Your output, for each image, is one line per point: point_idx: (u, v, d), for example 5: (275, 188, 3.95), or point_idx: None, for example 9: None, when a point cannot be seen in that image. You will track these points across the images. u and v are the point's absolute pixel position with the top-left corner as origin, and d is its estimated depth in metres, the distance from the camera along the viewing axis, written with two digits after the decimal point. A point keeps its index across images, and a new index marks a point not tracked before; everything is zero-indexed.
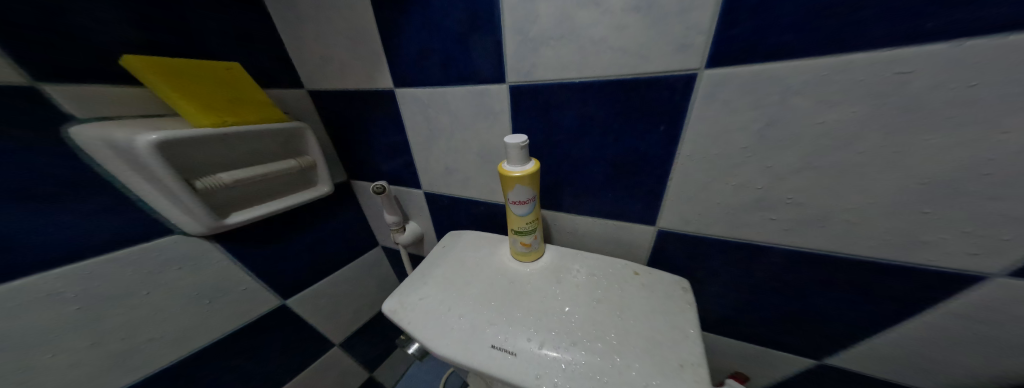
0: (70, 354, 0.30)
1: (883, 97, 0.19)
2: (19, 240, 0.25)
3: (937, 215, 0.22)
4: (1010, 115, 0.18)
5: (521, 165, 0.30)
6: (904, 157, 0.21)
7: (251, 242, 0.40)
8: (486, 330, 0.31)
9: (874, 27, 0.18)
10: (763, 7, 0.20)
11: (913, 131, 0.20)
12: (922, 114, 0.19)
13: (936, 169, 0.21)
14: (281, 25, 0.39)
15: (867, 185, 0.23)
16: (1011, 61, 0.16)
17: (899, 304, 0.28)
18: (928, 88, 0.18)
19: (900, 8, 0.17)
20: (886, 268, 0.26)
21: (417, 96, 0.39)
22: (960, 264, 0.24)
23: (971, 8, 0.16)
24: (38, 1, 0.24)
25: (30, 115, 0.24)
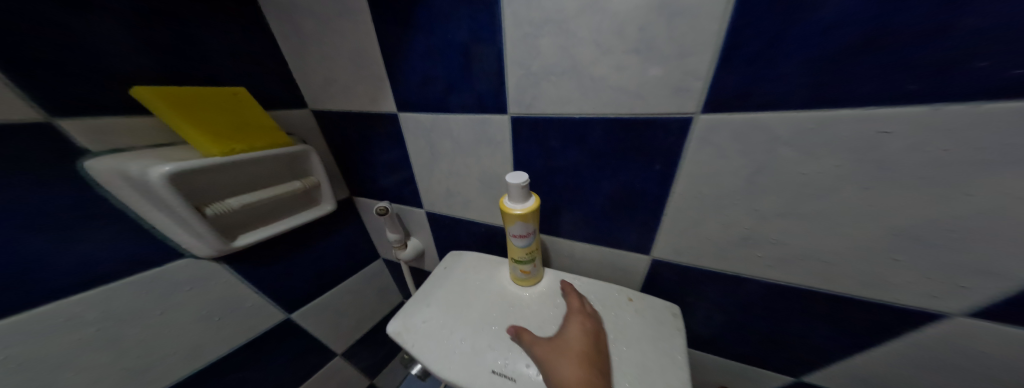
0: (90, 372, 0.32)
1: (875, 152, 0.19)
2: (43, 270, 0.27)
3: (922, 265, 0.22)
4: (1010, 178, 0.17)
5: (522, 203, 0.29)
6: (895, 210, 0.21)
7: (257, 260, 0.42)
8: (486, 355, 0.31)
9: (874, 83, 0.17)
10: (761, 57, 0.19)
11: (909, 186, 0.19)
12: (917, 171, 0.19)
13: (923, 222, 0.20)
14: (288, 52, 0.40)
15: (861, 234, 0.23)
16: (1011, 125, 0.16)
17: (868, 335, 0.27)
18: (914, 146, 0.18)
19: (903, 66, 0.16)
20: (893, 310, 0.25)
21: (419, 120, 0.40)
22: (924, 303, 0.23)
23: (975, 72, 0.15)
24: (57, 43, 0.25)
25: (49, 152, 0.26)
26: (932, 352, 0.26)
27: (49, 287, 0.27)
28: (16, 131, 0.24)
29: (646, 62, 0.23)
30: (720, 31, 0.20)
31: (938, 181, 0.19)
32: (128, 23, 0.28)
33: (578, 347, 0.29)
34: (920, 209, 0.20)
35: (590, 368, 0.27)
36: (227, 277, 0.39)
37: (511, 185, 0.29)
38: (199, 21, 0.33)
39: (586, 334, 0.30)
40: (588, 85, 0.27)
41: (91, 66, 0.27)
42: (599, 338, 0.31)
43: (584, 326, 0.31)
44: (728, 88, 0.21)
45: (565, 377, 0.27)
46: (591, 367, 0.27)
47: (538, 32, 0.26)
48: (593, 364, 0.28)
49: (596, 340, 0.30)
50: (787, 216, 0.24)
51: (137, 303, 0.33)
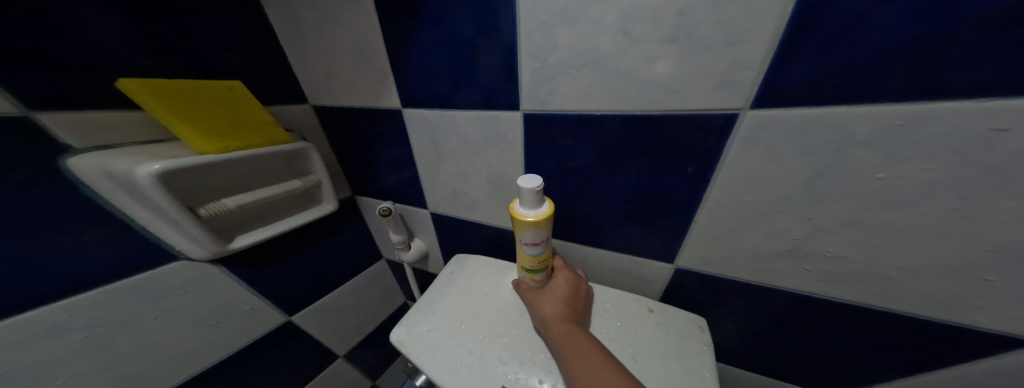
0: (83, 377, 0.30)
1: (964, 155, 0.16)
2: (29, 273, 0.25)
3: (1002, 284, 0.19)
4: None
5: (536, 209, 0.27)
6: (975, 222, 0.18)
7: (257, 262, 0.40)
8: (496, 369, 0.29)
9: (978, 72, 0.15)
10: (833, 42, 0.16)
11: (1001, 195, 0.17)
12: (1017, 178, 0.16)
13: (1012, 237, 0.18)
14: (287, 43, 0.38)
15: (929, 247, 0.20)
16: None
17: (928, 357, 0.25)
18: (1021, 149, 0.15)
19: (1022, 50, 0.14)
20: (964, 332, 0.22)
21: (425, 117, 0.37)
22: (1009, 327, 0.21)
23: None
24: (33, 29, 0.23)
25: (29, 148, 0.24)
26: (1017, 381, 0.22)
27: (27, 293, 0.25)
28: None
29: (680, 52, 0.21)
30: (785, 12, 0.17)
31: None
32: (111, 8, 0.26)
33: (559, 291, 0.31)
34: (1001, 219, 0.17)
35: (570, 307, 0.29)
36: (223, 280, 0.37)
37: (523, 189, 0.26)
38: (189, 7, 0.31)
39: (571, 282, 0.32)
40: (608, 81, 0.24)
41: (76, 55, 0.25)
42: (584, 287, 0.33)
43: (570, 275, 0.33)
44: (787, 79, 0.18)
45: (545, 313, 0.29)
46: (572, 308, 0.29)
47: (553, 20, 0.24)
48: (574, 306, 0.30)
49: (579, 288, 0.32)
50: (841, 227, 0.22)
51: (129, 308, 0.31)
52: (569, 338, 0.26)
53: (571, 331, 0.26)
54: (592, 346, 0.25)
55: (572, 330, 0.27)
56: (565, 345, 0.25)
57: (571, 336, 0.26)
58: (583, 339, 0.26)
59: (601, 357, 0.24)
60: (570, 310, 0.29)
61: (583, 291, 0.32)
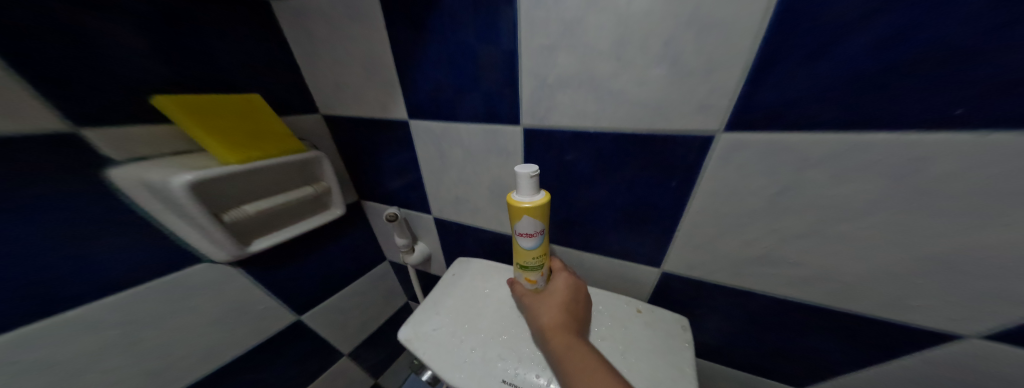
0: (114, 371, 0.33)
1: (901, 177, 0.19)
2: (72, 274, 0.27)
3: (941, 289, 0.22)
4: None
5: (531, 196, 0.28)
6: (912, 235, 0.21)
7: (271, 264, 0.42)
8: (496, 364, 0.32)
9: (910, 109, 0.17)
10: (793, 76, 0.19)
11: (932, 212, 0.19)
12: (945, 198, 0.19)
13: (942, 247, 0.20)
14: (302, 58, 0.41)
15: (878, 256, 0.23)
16: None
17: (879, 353, 0.27)
18: (945, 174, 0.18)
19: (944, 91, 0.16)
20: (905, 329, 0.25)
21: (431, 128, 0.40)
22: (938, 324, 0.23)
23: (1013, 102, 0.15)
24: (78, 51, 0.26)
25: (76, 160, 0.26)
26: (952, 373, 0.25)
27: (67, 292, 0.27)
28: (43, 142, 0.24)
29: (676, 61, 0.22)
30: (754, 48, 0.19)
31: (958, 203, 0.19)
32: (142, 28, 0.28)
33: (559, 300, 0.33)
34: (933, 232, 0.20)
35: (570, 316, 0.31)
36: (240, 282, 0.39)
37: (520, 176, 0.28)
38: (211, 25, 0.33)
39: (569, 289, 0.33)
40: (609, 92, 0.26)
41: (114, 73, 0.27)
42: (582, 292, 0.34)
43: (569, 281, 0.35)
44: (756, 107, 0.21)
45: (545, 322, 0.31)
46: (570, 316, 0.31)
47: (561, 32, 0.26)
48: (572, 314, 0.31)
49: (577, 294, 0.34)
50: (805, 237, 0.24)
51: (156, 307, 0.33)
52: (569, 350, 0.28)
53: (570, 343, 0.28)
54: (590, 358, 0.27)
55: (572, 341, 0.28)
56: (567, 360, 0.27)
57: (570, 348, 0.28)
58: (584, 352, 0.27)
59: (600, 369, 0.26)
60: (570, 319, 0.31)
61: (581, 297, 0.34)
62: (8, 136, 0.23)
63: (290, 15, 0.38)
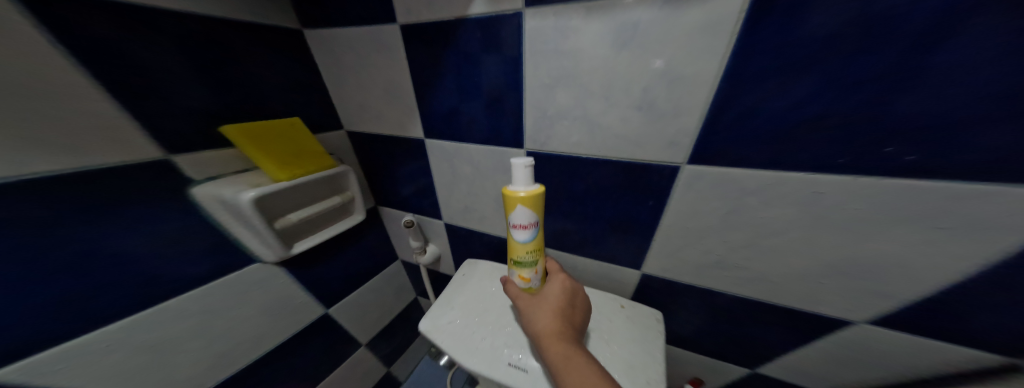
0: (192, 355, 0.38)
1: (811, 204, 0.26)
2: (164, 272, 0.33)
3: (846, 289, 0.28)
4: (891, 229, 0.24)
5: (526, 186, 0.31)
6: (820, 247, 0.27)
7: (306, 264, 0.48)
8: (503, 350, 0.38)
9: (814, 156, 0.24)
10: (735, 125, 0.26)
11: (834, 231, 0.26)
12: (843, 221, 0.25)
13: (842, 256, 0.27)
14: (331, 83, 0.47)
15: (801, 263, 0.29)
16: (895, 197, 0.22)
17: (799, 335, 0.34)
18: (840, 203, 0.24)
19: (836, 145, 0.23)
20: (814, 316, 0.31)
21: (444, 147, 0.46)
22: (834, 311, 0.30)
23: (878, 156, 0.22)
24: (170, 91, 0.31)
25: (168, 181, 0.32)
26: (847, 349, 0.32)
27: (159, 291, 0.33)
28: (150, 167, 0.31)
29: (675, 59, 0.26)
30: (707, 102, 0.26)
31: (849, 224, 0.25)
32: (212, 68, 0.35)
33: (555, 306, 0.34)
34: (836, 245, 0.27)
35: (566, 322, 0.33)
36: (282, 280, 0.46)
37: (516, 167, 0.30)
38: (262, 60, 0.39)
39: (564, 293, 0.35)
40: (610, 95, 0.30)
41: (195, 108, 0.33)
42: (577, 296, 0.36)
43: (564, 285, 0.36)
44: (710, 146, 0.27)
45: (541, 326, 0.32)
46: (564, 321, 0.33)
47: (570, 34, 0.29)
48: (566, 318, 0.33)
49: (573, 300, 0.36)
50: (749, 247, 0.31)
51: (224, 299, 0.39)
52: (564, 355, 0.29)
53: (565, 347, 0.30)
54: (587, 364, 0.28)
55: (569, 348, 0.30)
56: (562, 365, 0.29)
57: (565, 353, 0.29)
58: (578, 357, 0.29)
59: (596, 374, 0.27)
60: (566, 325, 0.32)
61: (576, 302, 0.36)
62: (128, 164, 0.29)
63: (323, 45, 0.44)
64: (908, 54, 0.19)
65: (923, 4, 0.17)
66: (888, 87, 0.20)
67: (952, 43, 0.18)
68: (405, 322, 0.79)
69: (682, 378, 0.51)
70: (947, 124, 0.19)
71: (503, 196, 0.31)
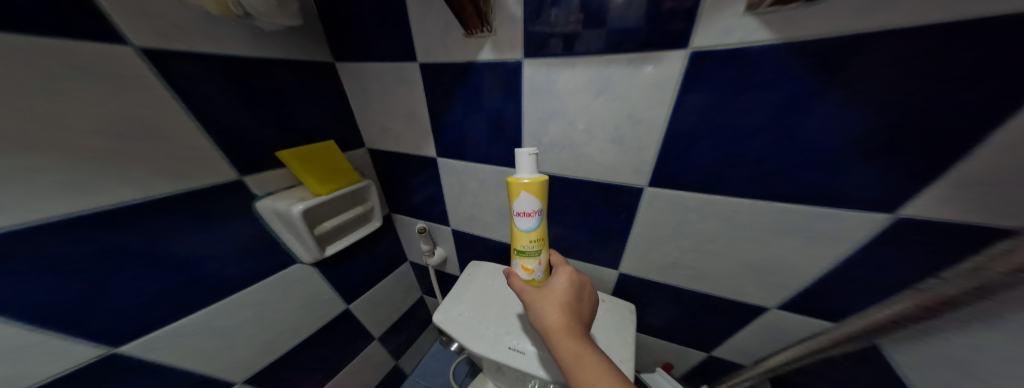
0: (249, 341, 0.45)
1: (735, 218, 0.35)
2: (233, 271, 0.41)
3: (766, 282, 0.38)
4: (787, 237, 0.33)
5: (529, 174, 0.35)
6: (744, 250, 0.36)
7: (334, 264, 0.56)
8: (505, 337, 0.47)
9: (734, 184, 0.33)
10: (680, 159, 0.35)
11: (752, 238, 0.35)
12: (757, 231, 0.34)
13: (759, 257, 0.36)
14: (358, 109, 0.56)
15: (733, 262, 0.38)
16: (787, 214, 0.32)
17: (738, 320, 0.43)
18: (753, 218, 0.34)
19: (747, 176, 0.32)
20: (744, 304, 0.41)
21: (455, 165, 0.55)
22: (758, 299, 0.40)
23: (774, 185, 0.31)
24: (243, 123, 0.39)
25: (239, 196, 0.40)
26: (770, 331, 0.42)
27: (229, 286, 0.41)
28: (229, 186, 0.38)
29: (664, 63, 0.31)
30: (660, 141, 0.35)
31: (761, 233, 0.34)
32: (272, 103, 0.43)
33: (564, 303, 0.35)
34: (755, 249, 0.36)
35: (575, 318, 0.34)
36: (316, 279, 0.53)
37: (520, 157, 0.35)
38: (307, 93, 0.47)
39: (570, 288, 0.37)
40: (608, 94, 0.36)
41: (258, 135, 0.41)
42: (582, 290, 0.38)
43: (570, 280, 0.38)
44: (664, 173, 0.36)
45: (550, 322, 0.33)
46: (572, 316, 0.34)
47: (573, 45, 0.35)
48: (573, 313, 0.34)
49: (579, 295, 0.37)
50: (697, 251, 0.40)
51: (275, 294, 0.47)
52: (574, 351, 0.31)
53: (575, 343, 0.31)
54: (598, 361, 0.30)
55: (579, 343, 0.31)
56: (572, 360, 0.30)
57: (575, 349, 0.31)
58: (587, 352, 0.30)
59: (606, 366, 0.29)
60: (575, 321, 0.34)
61: (582, 296, 0.37)
62: (215, 184, 0.37)
63: (351, 76, 0.52)
64: (782, 118, 0.28)
65: (784, 90, 0.27)
66: (774, 139, 0.29)
67: (805, 114, 0.27)
68: (413, 319, 0.86)
69: (656, 362, 0.60)
70: (806, 166, 0.29)
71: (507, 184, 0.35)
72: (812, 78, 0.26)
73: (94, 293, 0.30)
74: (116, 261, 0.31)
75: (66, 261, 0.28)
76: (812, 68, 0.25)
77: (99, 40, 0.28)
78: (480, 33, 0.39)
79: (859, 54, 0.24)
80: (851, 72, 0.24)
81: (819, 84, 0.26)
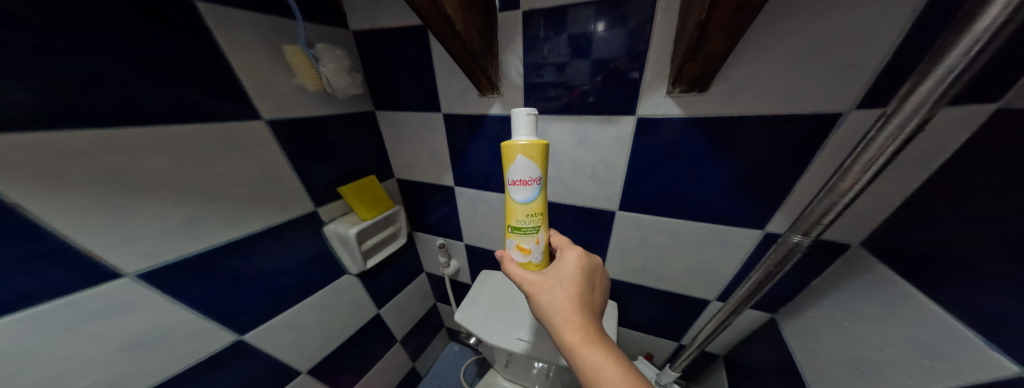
0: (314, 334, 0.58)
1: (677, 231, 0.50)
2: (307, 278, 0.54)
3: (705, 278, 0.52)
4: (710, 244, 0.48)
5: (526, 137, 0.37)
6: (687, 254, 0.51)
7: (371, 273, 0.69)
8: (512, 330, 0.59)
9: (670, 207, 0.48)
10: (636, 190, 0.49)
11: (690, 245, 0.50)
12: (691, 241, 0.49)
13: (697, 259, 0.51)
14: (391, 148, 0.69)
15: (680, 263, 0.52)
16: (707, 228, 0.47)
17: (692, 310, 0.57)
18: (687, 231, 0.49)
19: (677, 202, 0.47)
20: (693, 296, 0.55)
21: (470, 193, 0.68)
22: (703, 292, 0.54)
23: (694, 208, 0.46)
24: (320, 167, 0.53)
25: (313, 221, 0.53)
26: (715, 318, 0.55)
27: (304, 289, 0.54)
28: (310, 214, 0.52)
29: (646, 71, 0.41)
30: (623, 178, 0.49)
31: (695, 242, 0.49)
32: (338, 151, 0.56)
33: (570, 295, 0.37)
34: (693, 252, 0.50)
35: (582, 308, 0.35)
36: (358, 287, 0.66)
37: (518, 120, 0.37)
38: (359, 140, 0.61)
39: (578, 282, 0.38)
40: (601, 98, 0.45)
41: (327, 175, 0.55)
42: (590, 281, 0.39)
43: (579, 272, 0.39)
44: (627, 200, 0.51)
45: (561, 319, 0.35)
46: (583, 311, 0.35)
47: (566, 70, 0.46)
48: (584, 308, 0.36)
49: (584, 281, 0.38)
50: (656, 256, 0.54)
51: (330, 298, 0.59)
52: (586, 348, 0.32)
53: (587, 341, 0.33)
54: (609, 358, 0.31)
55: (592, 341, 0.33)
56: (585, 358, 0.32)
57: (587, 346, 0.32)
58: (600, 349, 0.32)
59: (612, 356, 0.32)
60: (582, 311, 0.35)
61: (588, 282, 0.38)
62: (302, 214, 0.51)
63: (387, 122, 0.65)
64: (692, 165, 0.44)
65: (690, 148, 0.43)
66: (689, 178, 0.45)
67: (704, 163, 0.43)
68: (429, 324, 0.97)
69: (638, 352, 0.72)
70: (713, 195, 0.44)
71: (503, 151, 0.38)
72: (705, 141, 0.41)
73: (233, 294, 0.43)
74: (247, 273, 0.44)
75: (223, 271, 0.41)
76: (704, 135, 0.41)
77: (250, 119, 0.41)
78: (492, 94, 0.53)
79: (727, 129, 0.39)
80: (724, 139, 0.40)
81: (711, 144, 0.41)
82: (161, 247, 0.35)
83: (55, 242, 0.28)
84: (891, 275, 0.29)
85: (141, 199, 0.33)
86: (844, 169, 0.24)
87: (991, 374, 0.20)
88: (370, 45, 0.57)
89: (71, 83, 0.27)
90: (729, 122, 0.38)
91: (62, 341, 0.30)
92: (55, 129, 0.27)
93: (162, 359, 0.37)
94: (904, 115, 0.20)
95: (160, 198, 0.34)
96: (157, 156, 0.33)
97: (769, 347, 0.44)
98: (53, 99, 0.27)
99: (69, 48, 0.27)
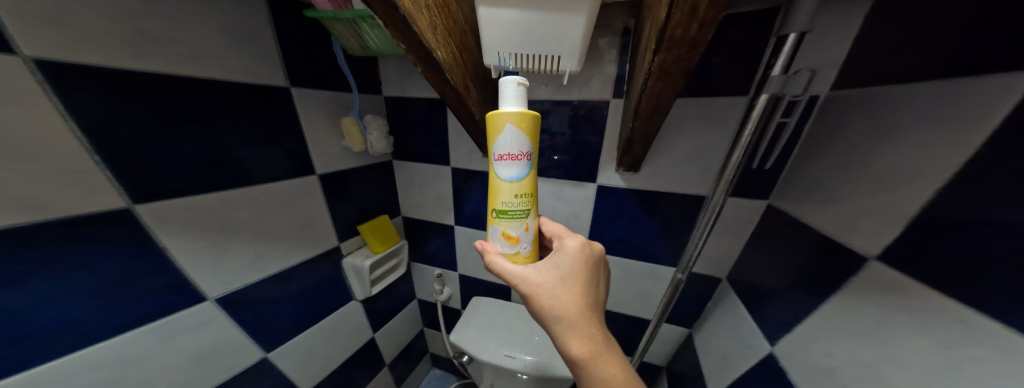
0: (320, 355, 0.65)
1: (623, 267, 0.68)
2: (323, 303, 0.63)
3: (646, 303, 0.70)
4: (646, 277, 0.67)
5: (517, 106, 0.44)
6: (631, 285, 0.70)
7: (372, 299, 0.77)
8: (498, 347, 0.71)
9: (618, 250, 0.67)
10: (596, 236, 0.68)
11: (633, 279, 0.69)
12: (632, 276, 0.68)
13: (638, 288, 0.69)
14: (402, 190, 0.82)
15: (627, 291, 0.71)
16: (643, 267, 0.66)
17: (640, 328, 0.74)
18: (629, 268, 0.68)
19: (622, 246, 0.67)
20: (640, 317, 0.73)
21: (467, 231, 0.82)
22: (645, 314, 0.72)
23: (634, 252, 0.66)
24: (348, 209, 0.65)
25: (335, 254, 0.64)
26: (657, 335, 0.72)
27: (319, 312, 0.63)
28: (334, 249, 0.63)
29: (602, 153, 0.61)
30: (587, 227, 0.68)
31: (636, 276, 0.68)
32: (362, 195, 0.69)
33: (572, 295, 0.43)
34: (636, 284, 0.69)
35: (581, 308, 0.42)
36: (360, 312, 0.74)
37: (506, 86, 0.43)
38: (378, 185, 0.74)
39: (580, 285, 0.44)
40: (573, 163, 0.64)
41: (351, 214, 0.66)
42: (590, 280, 0.46)
43: (581, 275, 0.45)
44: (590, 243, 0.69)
45: (566, 323, 0.42)
46: (584, 313, 0.42)
47: (550, 119, 0.62)
48: (586, 310, 0.42)
49: (583, 280, 0.45)
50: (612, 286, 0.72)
51: (337, 321, 0.68)
52: (588, 349, 0.40)
53: (588, 342, 0.40)
54: (606, 355, 0.40)
55: (593, 341, 0.41)
56: (587, 356, 0.40)
57: (589, 348, 0.40)
58: (599, 348, 0.40)
59: (610, 359, 0.40)
60: (582, 311, 0.42)
61: (587, 281, 0.45)
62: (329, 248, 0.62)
63: (402, 169, 0.79)
64: (632, 221, 0.64)
65: (629, 210, 0.63)
66: (630, 230, 0.64)
67: (639, 221, 0.63)
68: (415, 350, 1.03)
69: None
70: (646, 242, 0.64)
71: (495, 119, 0.44)
72: (638, 206, 0.62)
73: (270, 316, 0.52)
74: (282, 299, 0.54)
75: (267, 297, 0.51)
76: (637, 202, 0.61)
77: (310, 176, 0.54)
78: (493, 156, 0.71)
79: (649, 201, 0.60)
80: (649, 206, 0.61)
81: (642, 209, 0.62)
82: (245, 278, 0.47)
83: (180, 276, 0.39)
84: (735, 300, 0.49)
85: (235, 241, 0.44)
86: (696, 233, 0.44)
87: (760, 353, 0.39)
88: (397, 110, 0.71)
89: (218, 161, 0.40)
90: (656, 195, 0.59)
91: (158, 352, 0.39)
92: (200, 195, 0.39)
93: (213, 369, 0.46)
94: (711, 207, 0.42)
95: (245, 240, 0.45)
96: (249, 208, 0.45)
97: (687, 355, 0.62)
98: (208, 174, 0.39)
99: (223, 135, 0.41)
